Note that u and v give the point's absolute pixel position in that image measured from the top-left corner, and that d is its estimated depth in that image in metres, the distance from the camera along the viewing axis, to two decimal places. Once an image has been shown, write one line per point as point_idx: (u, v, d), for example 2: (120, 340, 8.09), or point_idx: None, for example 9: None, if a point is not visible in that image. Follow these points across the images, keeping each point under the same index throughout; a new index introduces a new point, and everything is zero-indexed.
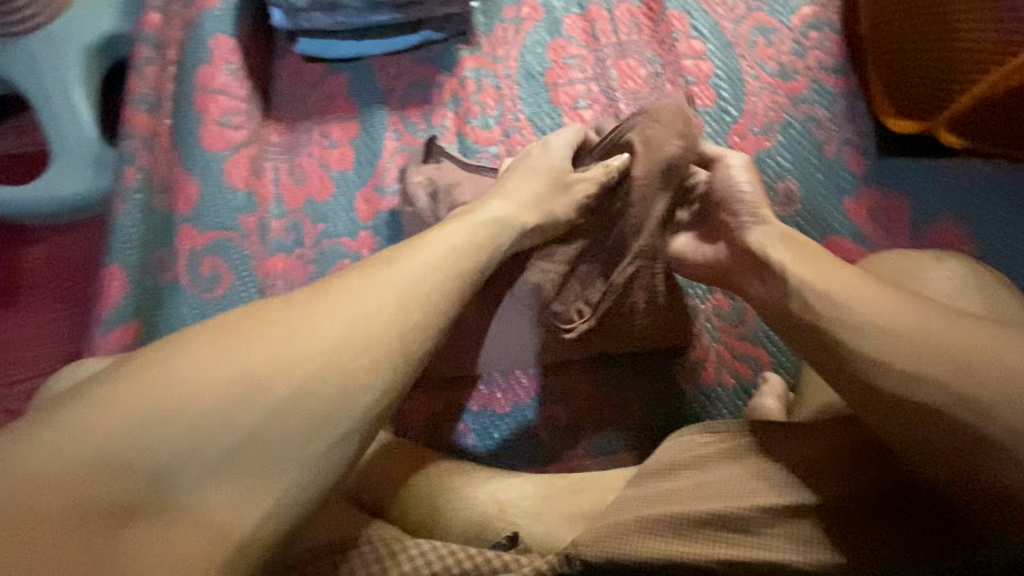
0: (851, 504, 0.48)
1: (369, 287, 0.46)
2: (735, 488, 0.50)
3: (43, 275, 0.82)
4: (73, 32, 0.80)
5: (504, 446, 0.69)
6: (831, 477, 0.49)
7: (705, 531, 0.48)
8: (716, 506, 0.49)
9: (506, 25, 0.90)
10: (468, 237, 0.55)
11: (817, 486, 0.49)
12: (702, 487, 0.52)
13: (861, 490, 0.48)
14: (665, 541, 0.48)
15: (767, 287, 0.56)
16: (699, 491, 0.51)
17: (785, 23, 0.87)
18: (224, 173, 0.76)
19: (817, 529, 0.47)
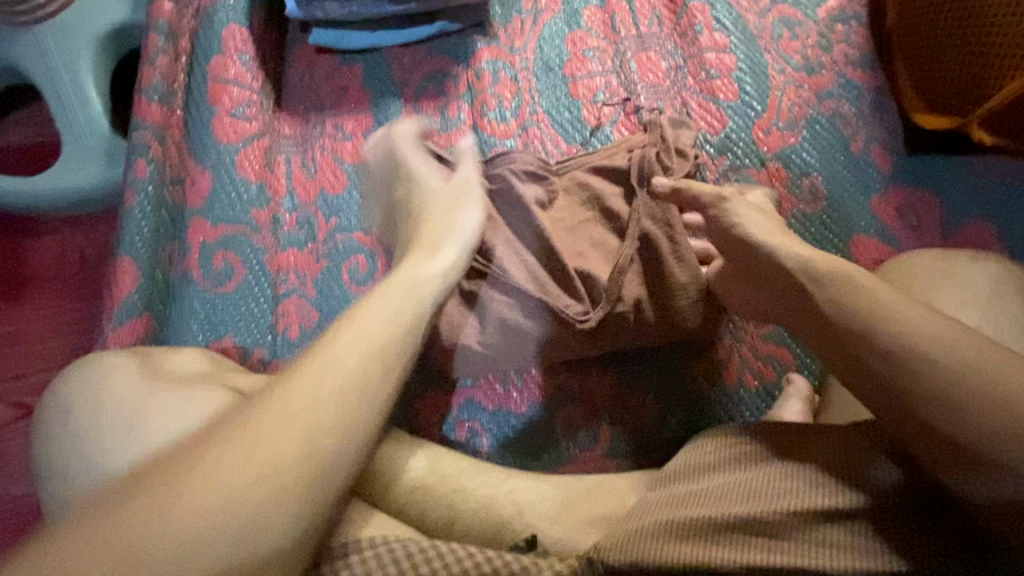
0: (882, 508, 0.46)
1: (339, 335, 0.47)
2: (764, 492, 0.49)
3: (53, 267, 0.81)
4: (84, 21, 0.79)
5: (519, 446, 0.67)
6: (863, 480, 0.47)
7: (733, 531, 0.47)
8: (744, 511, 0.48)
9: (524, 16, 0.88)
10: (390, 313, 0.51)
11: (848, 490, 0.47)
12: (728, 489, 0.51)
13: (895, 494, 0.46)
14: (689, 545, 0.47)
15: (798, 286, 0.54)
16: (724, 495, 0.50)
17: (810, 16, 0.85)
18: (236, 165, 0.75)
19: (850, 534, 0.45)
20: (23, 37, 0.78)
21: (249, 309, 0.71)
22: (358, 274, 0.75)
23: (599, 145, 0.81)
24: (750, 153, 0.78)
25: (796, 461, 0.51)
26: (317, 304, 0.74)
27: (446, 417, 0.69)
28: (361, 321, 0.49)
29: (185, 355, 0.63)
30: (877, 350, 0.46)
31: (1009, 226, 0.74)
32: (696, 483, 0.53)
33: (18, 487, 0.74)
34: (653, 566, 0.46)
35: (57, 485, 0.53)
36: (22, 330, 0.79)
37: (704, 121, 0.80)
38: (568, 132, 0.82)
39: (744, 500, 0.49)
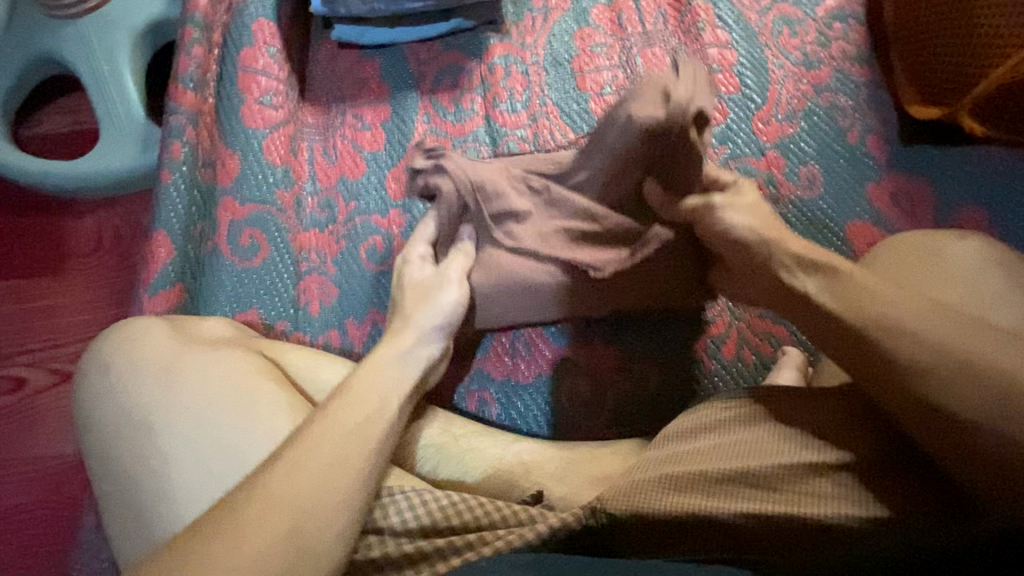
0: (866, 462, 0.50)
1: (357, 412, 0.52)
2: (753, 449, 0.53)
3: (89, 245, 0.86)
4: (125, 15, 0.84)
5: (526, 413, 0.71)
6: (840, 437, 0.51)
7: (730, 485, 0.50)
8: (736, 465, 0.51)
9: (535, 14, 0.92)
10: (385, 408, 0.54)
11: (827, 447, 0.51)
12: (721, 447, 0.54)
13: (867, 452, 0.50)
14: (686, 495, 0.50)
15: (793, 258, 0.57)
16: (718, 451, 0.54)
17: (809, 15, 0.89)
18: (264, 150, 0.80)
19: (830, 486, 0.49)
20: (69, 30, 0.84)
21: (274, 284, 0.76)
22: (376, 253, 0.79)
23: None
24: (750, 142, 0.82)
25: (789, 421, 0.54)
26: (337, 281, 0.78)
27: (456, 386, 0.73)
28: (370, 378, 0.56)
29: (215, 321, 0.67)
30: (859, 329, 0.49)
31: (1000, 213, 0.77)
32: (695, 442, 0.56)
33: (53, 450, 0.78)
34: (651, 514, 0.49)
35: (99, 434, 0.57)
36: (60, 303, 0.83)
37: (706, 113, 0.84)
38: (577, 122, 0.86)
39: (740, 458, 0.52)
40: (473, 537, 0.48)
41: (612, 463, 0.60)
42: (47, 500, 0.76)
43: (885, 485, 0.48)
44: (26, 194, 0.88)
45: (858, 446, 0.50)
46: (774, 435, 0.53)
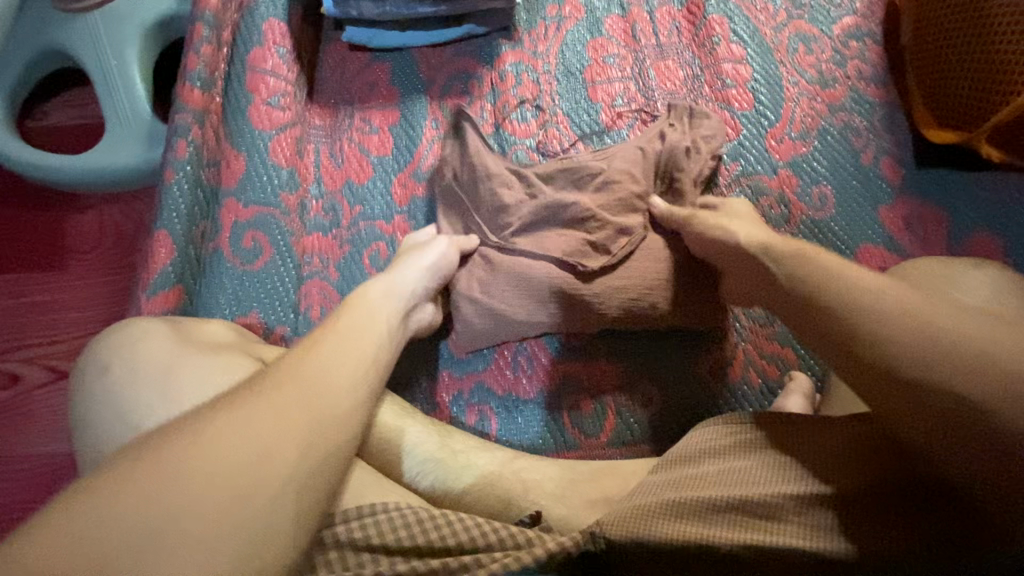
0: (876, 490, 0.47)
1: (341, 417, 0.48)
2: (760, 478, 0.51)
3: (91, 240, 0.85)
4: (134, 11, 0.83)
5: (526, 429, 0.70)
6: (850, 466, 0.49)
7: (731, 511, 0.49)
8: (741, 494, 0.50)
9: (548, 22, 0.91)
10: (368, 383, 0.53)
11: (838, 476, 0.49)
12: (726, 473, 0.53)
13: (880, 481, 0.48)
14: (689, 523, 0.49)
15: None
16: (723, 478, 0.52)
17: (826, 32, 0.88)
18: (269, 151, 0.79)
19: (839, 518, 0.47)
20: (78, 25, 0.83)
21: (275, 287, 0.75)
22: (378, 260, 0.79)
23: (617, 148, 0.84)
24: (763, 161, 0.81)
25: (787, 448, 0.53)
26: (339, 286, 0.77)
27: (456, 397, 0.72)
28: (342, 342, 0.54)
29: (215, 325, 0.67)
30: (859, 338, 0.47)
31: (1014, 241, 0.75)
32: (693, 465, 0.55)
33: (45, 449, 0.77)
34: (652, 542, 0.48)
35: (91, 436, 0.56)
36: (59, 299, 0.83)
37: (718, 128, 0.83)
38: (587, 134, 0.85)
39: (739, 484, 0.51)
40: (468, 559, 0.47)
41: (611, 483, 0.58)
42: (35, 500, 0.75)
43: (894, 514, 0.46)
44: (29, 187, 0.87)
45: (862, 470, 0.49)
46: (771, 460, 0.52)
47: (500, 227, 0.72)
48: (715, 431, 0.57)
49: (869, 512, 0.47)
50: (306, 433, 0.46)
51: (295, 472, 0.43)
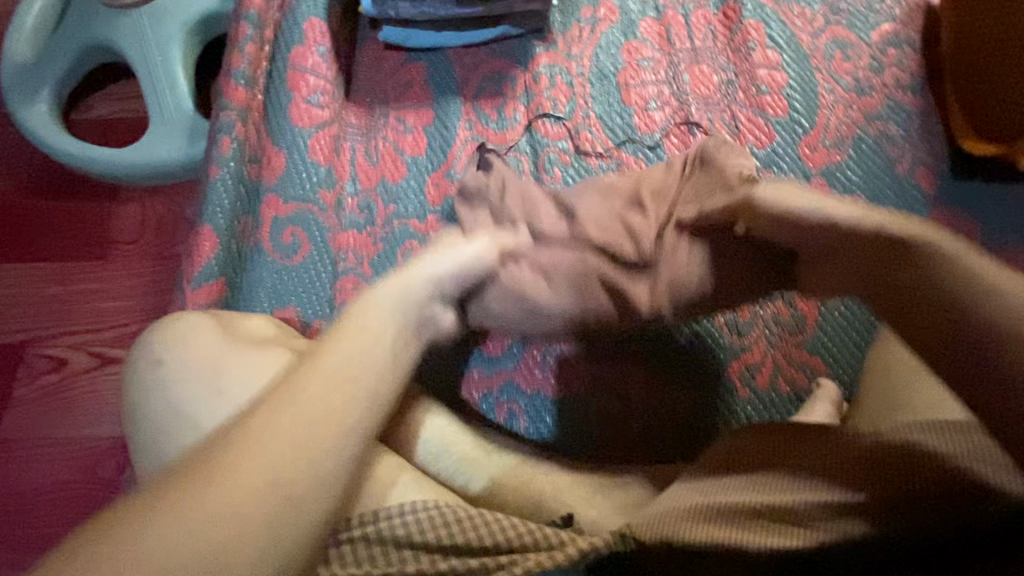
0: (908, 497, 0.48)
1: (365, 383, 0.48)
2: (787, 486, 0.52)
3: (133, 231, 0.87)
4: (178, 7, 0.85)
5: (556, 429, 0.71)
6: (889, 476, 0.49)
7: (751, 504, 0.51)
8: (767, 502, 0.51)
9: (583, 24, 0.92)
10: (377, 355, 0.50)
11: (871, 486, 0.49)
12: (754, 481, 0.53)
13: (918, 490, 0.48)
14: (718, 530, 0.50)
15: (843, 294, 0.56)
16: (751, 485, 0.53)
17: (864, 39, 0.88)
18: (308, 149, 0.80)
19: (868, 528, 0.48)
20: (124, 21, 0.85)
21: (312, 283, 0.77)
22: (411, 257, 0.80)
23: (649, 152, 0.84)
24: (796, 169, 0.81)
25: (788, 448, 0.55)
26: (374, 283, 0.79)
27: (486, 396, 0.73)
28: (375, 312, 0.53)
29: (257, 319, 0.69)
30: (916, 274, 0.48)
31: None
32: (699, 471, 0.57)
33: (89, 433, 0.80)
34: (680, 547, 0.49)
35: (143, 426, 0.58)
36: (102, 288, 0.85)
37: (751, 135, 0.83)
38: (620, 138, 0.85)
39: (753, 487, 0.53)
40: (505, 558, 0.49)
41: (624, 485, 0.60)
42: (79, 481, 0.78)
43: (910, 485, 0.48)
44: (75, 179, 0.90)
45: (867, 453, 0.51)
46: (776, 459, 0.54)
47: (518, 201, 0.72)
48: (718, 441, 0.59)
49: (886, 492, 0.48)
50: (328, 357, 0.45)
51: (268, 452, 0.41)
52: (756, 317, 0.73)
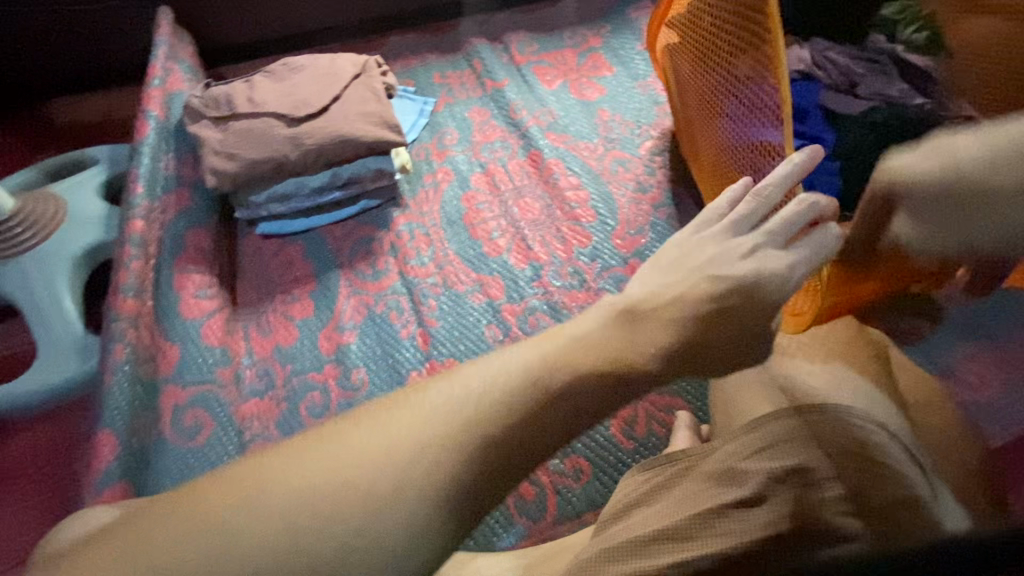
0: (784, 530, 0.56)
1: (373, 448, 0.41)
2: (677, 510, 0.63)
3: (20, 466, 0.85)
4: (62, 248, 0.95)
5: (487, 531, 0.78)
6: (787, 511, 0.58)
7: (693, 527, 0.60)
8: (661, 527, 0.62)
9: (426, 188, 1.12)
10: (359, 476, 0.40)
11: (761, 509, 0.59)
12: (660, 512, 0.64)
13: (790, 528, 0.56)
14: (641, 541, 0.61)
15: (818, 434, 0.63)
16: (664, 514, 0.64)
17: (634, 154, 1.14)
18: (202, 336, 0.89)
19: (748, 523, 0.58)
20: (8, 266, 0.93)
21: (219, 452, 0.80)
22: (315, 408, 0.87)
23: (503, 270, 1.00)
24: (614, 256, 1.01)
25: (752, 468, 0.63)
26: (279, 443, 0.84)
27: None
28: (417, 413, 0.43)
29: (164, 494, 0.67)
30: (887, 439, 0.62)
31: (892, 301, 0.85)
32: (676, 498, 0.65)
33: None
34: (624, 543, 0.62)
35: None
36: None
37: (575, 240, 1.03)
38: (476, 264, 1.02)
39: (757, 517, 0.59)
40: None
41: (617, 546, 0.62)
42: None
43: (855, 465, 0.60)
44: None
45: (823, 512, 0.57)
46: (669, 482, 0.68)
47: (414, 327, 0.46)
48: (669, 468, 0.70)
49: (829, 479, 0.59)
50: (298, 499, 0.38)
51: (350, 447, 0.41)
52: None
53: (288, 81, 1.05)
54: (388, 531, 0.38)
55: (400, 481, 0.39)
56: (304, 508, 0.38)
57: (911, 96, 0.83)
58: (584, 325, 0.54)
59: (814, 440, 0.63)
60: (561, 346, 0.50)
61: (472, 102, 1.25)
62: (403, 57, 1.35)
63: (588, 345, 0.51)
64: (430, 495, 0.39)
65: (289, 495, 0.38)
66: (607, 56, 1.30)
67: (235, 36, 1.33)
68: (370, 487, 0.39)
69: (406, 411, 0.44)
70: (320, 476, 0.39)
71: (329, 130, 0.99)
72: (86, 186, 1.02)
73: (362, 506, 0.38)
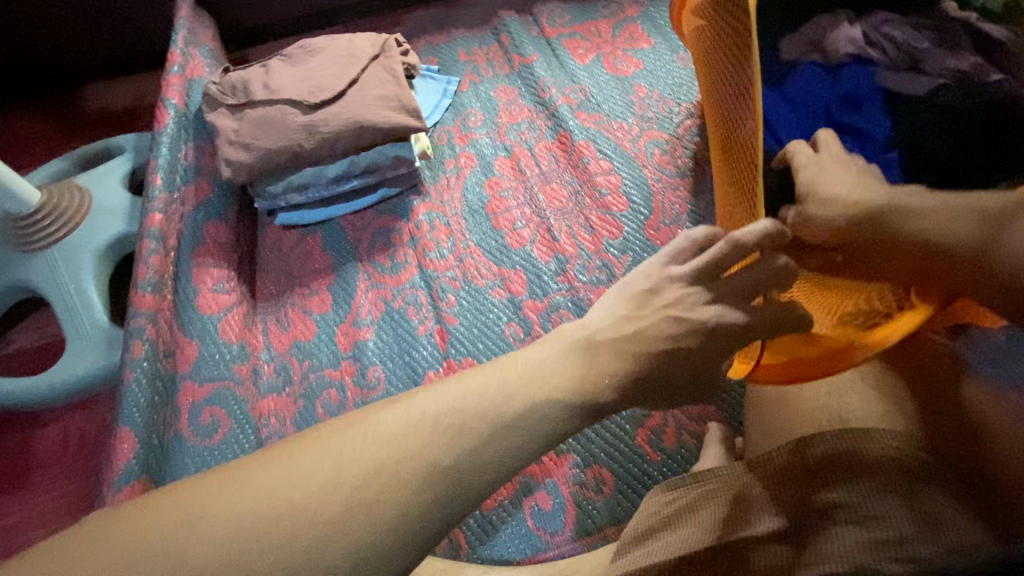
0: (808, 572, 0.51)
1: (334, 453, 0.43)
2: (695, 537, 0.59)
3: (51, 455, 0.88)
4: (87, 240, 0.96)
5: (504, 542, 0.75)
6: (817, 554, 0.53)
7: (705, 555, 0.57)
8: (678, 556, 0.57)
9: (448, 174, 1.07)
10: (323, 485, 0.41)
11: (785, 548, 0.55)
12: (679, 540, 0.60)
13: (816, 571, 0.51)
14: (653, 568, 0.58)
15: (869, 466, 0.56)
16: (682, 541, 0.59)
17: (672, 134, 1.05)
18: (219, 332, 0.88)
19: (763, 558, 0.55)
20: (37, 258, 0.94)
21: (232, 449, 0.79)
22: (331, 406, 0.85)
23: (526, 263, 0.95)
24: (646, 248, 0.94)
25: (786, 498, 0.58)
26: None
27: None
28: (385, 422, 0.45)
29: None
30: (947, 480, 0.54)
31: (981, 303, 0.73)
32: (698, 525, 0.60)
33: None
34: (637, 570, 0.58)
35: None
36: (20, 520, 0.84)
37: (604, 230, 0.96)
38: (498, 257, 0.96)
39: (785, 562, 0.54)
40: None
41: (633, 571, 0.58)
42: None
43: (907, 504, 0.52)
44: None
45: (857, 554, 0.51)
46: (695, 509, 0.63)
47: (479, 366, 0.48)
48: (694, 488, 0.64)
49: (874, 520, 0.53)
50: (255, 503, 0.39)
51: (314, 471, 0.41)
52: None
53: (305, 65, 1.01)
54: (346, 555, 0.39)
55: (352, 506, 0.40)
56: (263, 526, 0.38)
57: (986, 70, 0.71)
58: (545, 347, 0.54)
59: (863, 475, 0.56)
60: (523, 372, 0.51)
61: (498, 81, 1.18)
62: (427, 33, 1.29)
63: (554, 370, 0.51)
64: (381, 529, 0.40)
65: (245, 504, 0.39)
66: (645, 26, 1.19)
67: (257, 16, 1.30)
68: (327, 514, 0.39)
69: (368, 435, 0.44)
70: (283, 489, 0.40)
71: (346, 117, 0.95)
72: (110, 176, 1.02)
73: (317, 527, 0.39)
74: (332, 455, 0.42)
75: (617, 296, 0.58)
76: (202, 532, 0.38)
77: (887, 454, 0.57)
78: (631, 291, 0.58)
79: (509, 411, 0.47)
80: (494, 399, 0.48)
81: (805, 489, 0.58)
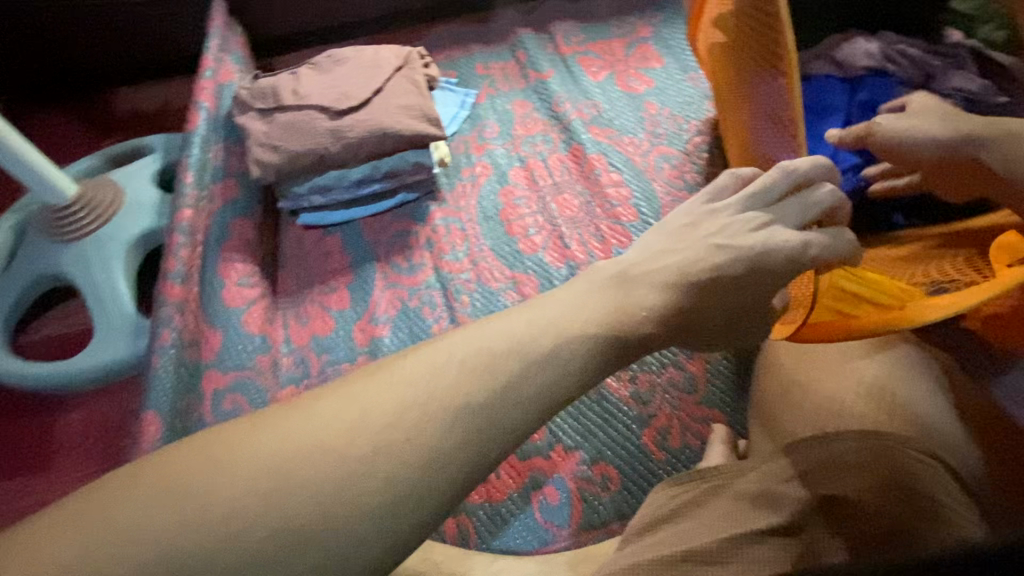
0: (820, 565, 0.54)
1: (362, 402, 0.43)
2: (706, 531, 0.60)
3: (74, 438, 0.91)
4: (117, 233, 1.00)
5: (512, 533, 0.77)
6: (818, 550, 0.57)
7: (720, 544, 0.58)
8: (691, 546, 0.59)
9: (464, 181, 1.11)
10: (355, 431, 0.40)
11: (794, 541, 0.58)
12: (687, 533, 0.62)
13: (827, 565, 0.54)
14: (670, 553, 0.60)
15: (882, 465, 0.59)
16: (692, 534, 0.61)
17: (681, 150, 1.09)
18: (243, 323, 0.92)
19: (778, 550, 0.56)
20: (69, 248, 0.98)
21: None
22: None
23: (537, 268, 0.99)
24: None
25: (791, 492, 0.60)
26: None
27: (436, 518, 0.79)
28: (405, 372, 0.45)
29: None
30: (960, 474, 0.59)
31: None
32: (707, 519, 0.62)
33: None
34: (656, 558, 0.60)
35: None
36: (41, 500, 0.86)
37: (614, 239, 1.00)
38: (511, 261, 1.00)
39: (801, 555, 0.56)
40: None
41: (643, 561, 0.60)
42: None
43: (900, 499, 0.56)
44: (21, 396, 0.95)
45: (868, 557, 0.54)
46: (702, 501, 0.65)
47: (557, 306, 0.51)
48: (701, 485, 0.66)
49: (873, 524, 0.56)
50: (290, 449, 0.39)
51: (348, 403, 0.43)
52: (654, 386, 0.84)
53: (332, 74, 1.06)
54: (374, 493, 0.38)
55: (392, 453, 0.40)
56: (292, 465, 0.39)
57: (992, 93, 0.76)
58: (574, 291, 0.54)
59: (869, 475, 0.59)
60: (554, 310, 0.50)
61: (514, 95, 1.23)
62: (446, 48, 1.34)
63: (589, 313, 0.50)
64: (403, 474, 0.39)
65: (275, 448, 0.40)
66: (657, 47, 1.24)
67: (284, 28, 1.36)
68: (356, 453, 0.39)
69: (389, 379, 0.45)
70: (314, 436, 0.40)
71: (370, 123, 0.99)
72: (141, 173, 1.07)
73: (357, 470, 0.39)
74: (362, 396, 0.43)
75: (658, 237, 0.60)
76: (230, 474, 0.38)
77: (895, 457, 0.59)
78: (672, 227, 0.61)
79: (537, 343, 0.47)
80: (525, 335, 0.47)
81: (815, 486, 0.60)
